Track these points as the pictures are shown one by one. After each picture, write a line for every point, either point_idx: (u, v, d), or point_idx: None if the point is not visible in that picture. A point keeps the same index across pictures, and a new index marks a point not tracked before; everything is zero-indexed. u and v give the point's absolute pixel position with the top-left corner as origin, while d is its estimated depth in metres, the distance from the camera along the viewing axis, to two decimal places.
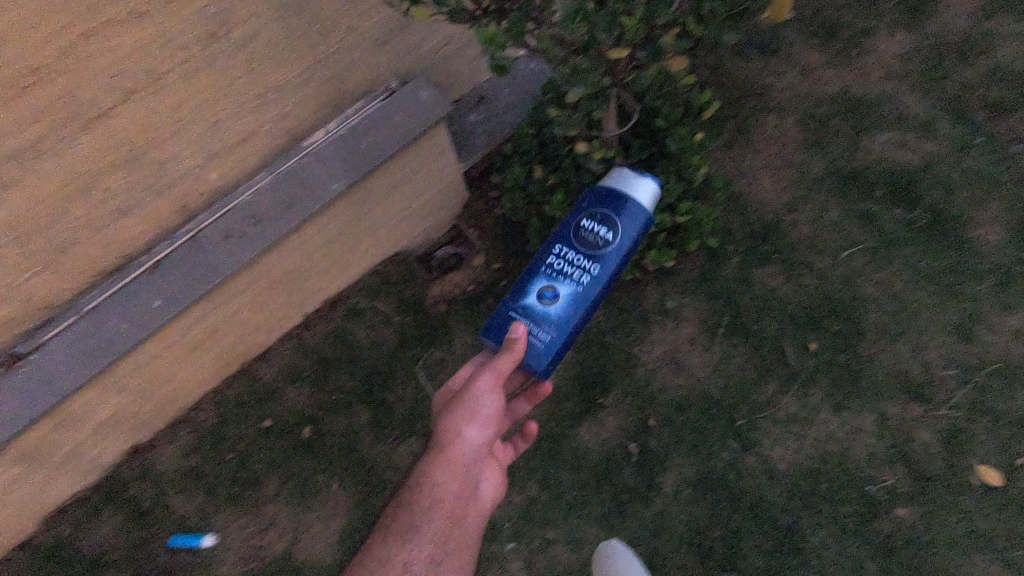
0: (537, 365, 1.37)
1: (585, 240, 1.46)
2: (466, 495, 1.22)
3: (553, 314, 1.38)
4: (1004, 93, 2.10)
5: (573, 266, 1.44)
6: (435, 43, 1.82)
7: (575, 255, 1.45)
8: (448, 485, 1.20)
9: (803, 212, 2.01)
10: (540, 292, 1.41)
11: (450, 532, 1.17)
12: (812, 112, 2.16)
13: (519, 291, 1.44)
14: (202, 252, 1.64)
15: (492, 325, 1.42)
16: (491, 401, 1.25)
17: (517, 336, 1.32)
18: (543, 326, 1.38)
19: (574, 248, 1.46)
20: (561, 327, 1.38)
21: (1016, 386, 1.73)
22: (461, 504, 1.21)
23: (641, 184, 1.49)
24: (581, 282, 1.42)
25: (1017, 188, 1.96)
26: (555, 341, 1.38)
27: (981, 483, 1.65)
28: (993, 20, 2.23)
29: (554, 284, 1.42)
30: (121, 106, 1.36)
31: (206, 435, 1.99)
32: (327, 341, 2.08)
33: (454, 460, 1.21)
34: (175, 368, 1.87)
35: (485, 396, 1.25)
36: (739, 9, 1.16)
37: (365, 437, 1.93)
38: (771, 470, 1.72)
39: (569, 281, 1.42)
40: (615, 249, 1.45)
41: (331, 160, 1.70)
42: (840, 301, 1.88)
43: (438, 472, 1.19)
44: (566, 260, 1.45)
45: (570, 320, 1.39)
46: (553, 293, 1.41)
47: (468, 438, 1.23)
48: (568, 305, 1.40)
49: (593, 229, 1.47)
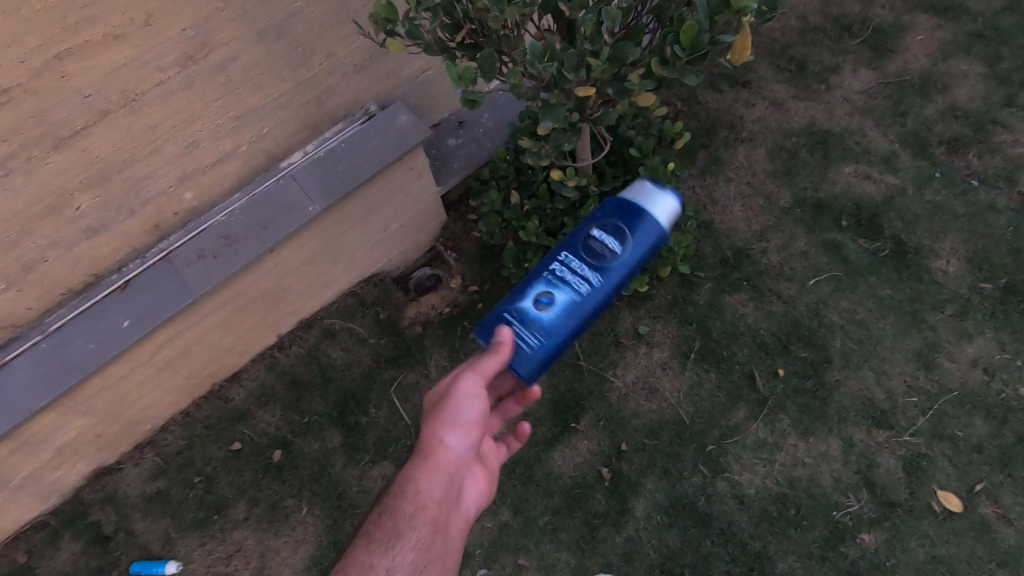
0: (523, 369, 1.38)
1: (592, 250, 1.47)
2: (450, 503, 1.20)
3: (545, 319, 1.39)
4: (961, 130, 2.20)
5: (574, 275, 1.45)
6: (415, 69, 1.85)
7: (580, 264, 1.46)
8: (433, 493, 1.17)
9: (772, 240, 2.07)
10: (538, 298, 1.42)
11: (434, 541, 1.13)
12: (781, 143, 2.24)
13: (518, 292, 1.45)
14: (173, 273, 1.63)
15: (485, 327, 1.43)
16: (474, 404, 1.25)
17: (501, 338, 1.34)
18: (533, 331, 1.38)
19: (579, 257, 1.48)
20: (551, 334, 1.39)
21: (974, 414, 1.79)
22: (447, 512, 1.19)
23: (657, 201, 1.51)
24: (579, 291, 1.43)
25: (974, 222, 2.04)
26: (541, 346, 1.39)
27: (943, 508, 1.69)
28: (951, 60, 2.34)
29: (552, 291, 1.43)
30: (94, 126, 1.35)
31: (173, 458, 1.95)
32: (301, 362, 2.06)
33: (439, 467, 1.19)
34: (144, 390, 1.83)
35: (468, 399, 1.24)
36: (702, 54, 1.13)
37: (337, 460, 1.91)
38: (740, 496, 1.74)
39: (568, 290, 1.43)
40: (619, 264, 1.47)
41: (308, 182, 1.70)
42: (807, 328, 1.93)
43: (423, 481, 1.17)
44: (569, 267, 1.46)
45: (561, 329, 1.40)
46: (549, 299, 1.42)
47: (451, 444, 1.22)
48: (564, 313, 1.41)
49: (600, 239, 1.48)
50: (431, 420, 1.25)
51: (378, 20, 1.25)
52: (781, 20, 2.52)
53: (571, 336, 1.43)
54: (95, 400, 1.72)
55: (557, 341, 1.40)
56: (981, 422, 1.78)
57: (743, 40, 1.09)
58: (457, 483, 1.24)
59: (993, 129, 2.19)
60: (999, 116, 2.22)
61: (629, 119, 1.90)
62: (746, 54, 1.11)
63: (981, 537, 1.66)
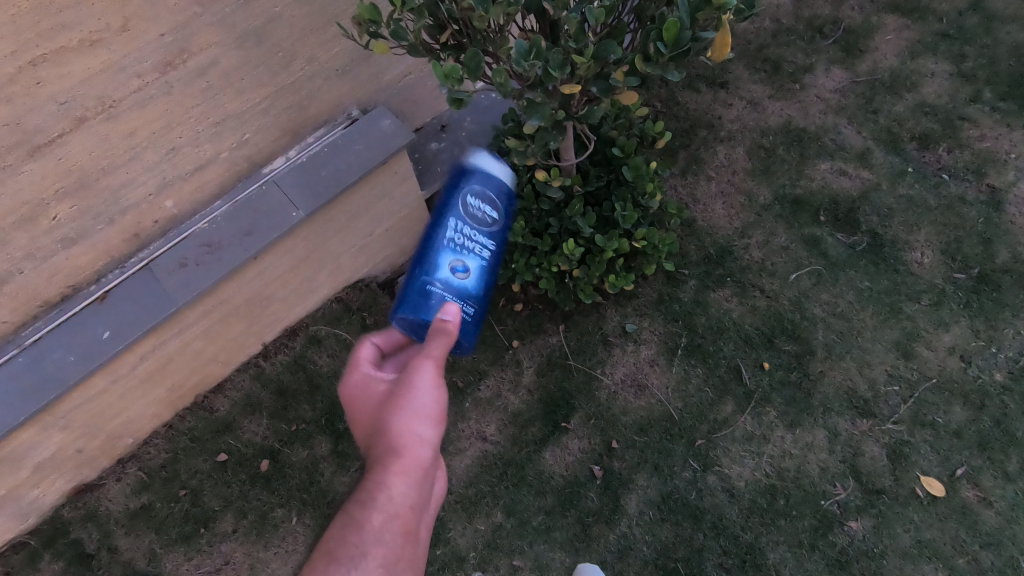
0: (469, 330, 1.34)
1: (474, 215, 1.41)
2: (423, 507, 1.06)
3: (470, 287, 1.35)
4: (931, 126, 2.27)
5: (472, 241, 1.39)
6: (397, 72, 1.84)
7: (472, 231, 1.40)
8: (406, 495, 1.02)
9: (753, 237, 2.10)
10: (448, 269, 1.34)
11: (407, 553, 0.99)
12: (760, 142, 2.28)
13: (427, 266, 1.35)
14: (154, 282, 1.60)
15: (407, 301, 1.32)
16: (436, 392, 1.10)
17: (450, 315, 1.13)
18: (465, 301, 1.34)
19: (466, 224, 1.40)
20: (479, 300, 1.37)
21: (953, 400, 1.84)
22: (419, 520, 1.04)
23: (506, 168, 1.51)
24: (484, 256, 1.40)
25: (945, 214, 2.10)
26: (477, 313, 1.36)
27: (926, 493, 1.73)
28: (919, 59, 2.42)
29: (466, 258, 1.37)
30: (70, 134, 1.32)
31: (157, 471, 1.91)
32: (287, 370, 2.03)
33: (413, 468, 1.04)
34: (126, 402, 1.79)
35: (433, 385, 1.10)
36: (682, 51, 1.16)
37: (327, 467, 1.89)
38: (730, 488, 1.76)
39: (476, 259, 1.39)
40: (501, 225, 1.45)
41: (292, 188, 1.68)
42: (790, 321, 1.96)
43: (399, 485, 1.01)
44: (461, 236, 1.39)
45: (485, 299, 1.39)
46: (463, 267, 1.36)
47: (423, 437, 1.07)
48: (484, 285, 1.39)
49: (477, 205, 1.42)
50: (392, 410, 1.08)
51: (362, 22, 1.25)
52: (755, 22, 2.57)
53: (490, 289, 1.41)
54: (75, 414, 1.67)
55: (484, 301, 1.38)
56: (960, 408, 1.83)
57: (724, 37, 1.11)
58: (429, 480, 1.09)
59: (961, 125, 2.26)
60: (966, 112, 2.29)
61: (612, 120, 1.92)
62: (726, 51, 1.12)
63: (964, 520, 1.70)
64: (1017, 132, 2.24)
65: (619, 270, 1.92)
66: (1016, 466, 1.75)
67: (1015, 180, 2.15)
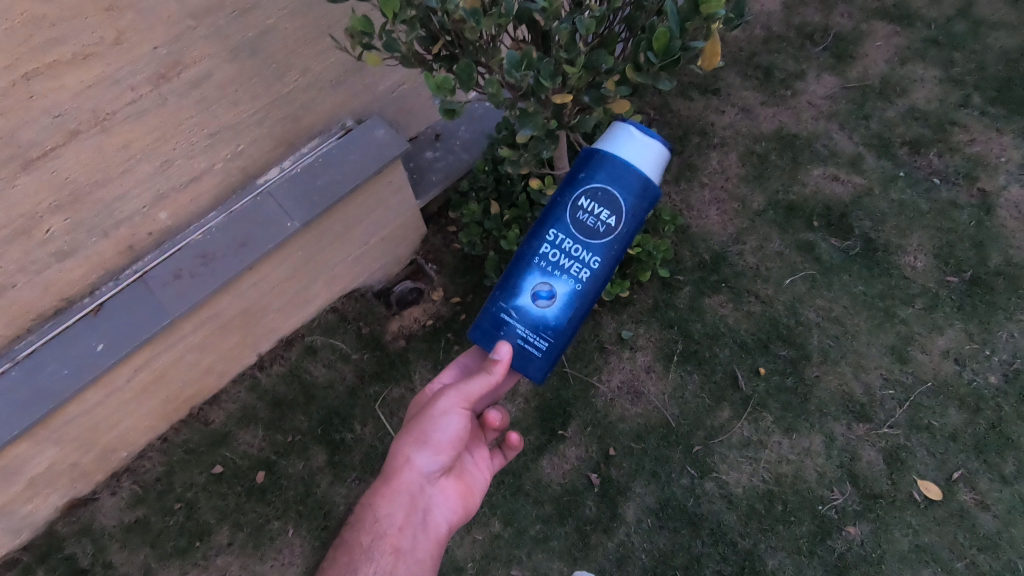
0: (536, 371, 1.32)
1: (584, 225, 1.26)
2: (415, 525, 1.26)
3: (549, 319, 1.28)
4: (921, 131, 2.29)
5: (570, 259, 1.27)
6: (391, 83, 1.85)
7: (573, 245, 1.27)
8: (392, 518, 1.24)
9: (748, 242, 2.11)
10: (536, 296, 1.28)
11: (397, 566, 1.20)
12: (752, 148, 2.30)
13: (513, 287, 1.30)
14: (148, 293, 1.59)
15: (482, 325, 1.33)
16: (444, 431, 1.27)
17: (500, 357, 1.26)
18: (540, 334, 1.29)
19: (570, 235, 1.27)
20: (561, 333, 1.30)
21: (948, 403, 1.84)
22: (411, 536, 1.25)
23: (656, 154, 1.25)
24: (579, 279, 1.28)
25: (938, 218, 2.11)
26: (553, 347, 1.31)
27: (924, 497, 1.73)
28: (908, 65, 2.44)
29: (552, 286, 1.28)
30: (64, 147, 1.32)
31: (152, 485, 1.89)
32: (282, 381, 2.03)
33: (400, 489, 1.26)
34: (121, 415, 1.78)
35: (439, 420, 1.26)
36: (672, 60, 1.16)
37: (323, 478, 1.88)
38: (728, 495, 1.76)
39: (568, 284, 1.28)
40: (615, 236, 1.27)
41: (287, 199, 1.68)
42: (786, 326, 1.97)
43: (383, 505, 1.24)
44: (562, 252, 1.27)
45: (570, 328, 1.31)
46: (549, 293, 1.28)
47: (417, 464, 1.27)
48: (569, 314, 1.29)
49: (593, 211, 1.26)
50: (403, 436, 1.30)
51: (354, 34, 1.25)
52: (746, 30, 2.60)
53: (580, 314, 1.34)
54: (69, 428, 1.66)
55: (564, 334, 1.31)
56: (956, 411, 1.83)
57: (714, 46, 1.13)
58: (426, 501, 1.28)
59: (951, 129, 2.28)
60: (956, 117, 2.31)
61: None
62: (716, 59, 1.14)
63: (961, 523, 1.70)
64: (1006, 137, 2.26)
65: (614, 277, 1.97)
66: (1012, 469, 1.75)
67: (1006, 184, 2.16)
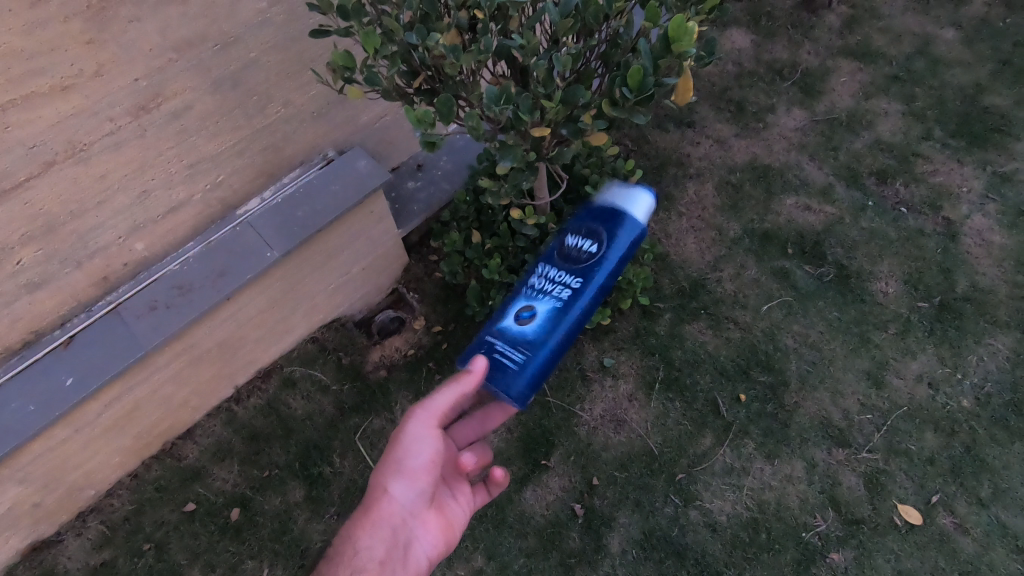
0: (512, 386, 1.32)
1: (569, 255, 1.42)
2: (396, 559, 1.24)
3: (529, 332, 1.34)
4: (887, 162, 2.38)
5: (553, 284, 1.40)
6: (372, 115, 1.88)
7: (557, 272, 1.41)
8: (372, 551, 1.22)
9: (725, 270, 2.15)
10: (518, 316, 1.38)
11: None
12: (727, 178, 2.36)
13: (499, 312, 1.42)
14: (123, 325, 1.56)
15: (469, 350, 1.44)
16: (419, 455, 1.27)
17: (473, 368, 1.28)
18: (517, 346, 1.33)
19: (555, 265, 1.43)
20: (538, 346, 1.33)
21: (924, 427, 1.87)
22: (392, 569, 1.23)
23: (635, 198, 1.45)
24: (560, 298, 1.37)
25: (906, 245, 2.18)
26: (529, 362, 1.32)
27: (904, 522, 1.74)
28: (872, 100, 2.55)
29: (535, 305, 1.38)
30: (39, 178, 1.31)
31: (120, 525, 1.82)
32: (259, 414, 1.98)
33: (379, 521, 1.24)
34: (89, 452, 1.71)
35: (412, 446, 1.26)
36: (648, 96, 1.20)
37: (300, 515, 1.83)
38: (713, 523, 1.75)
39: (548, 302, 1.37)
40: (597, 264, 1.40)
41: (266, 229, 1.68)
42: (764, 352, 1.99)
43: (363, 538, 1.22)
44: (547, 279, 1.42)
45: (548, 345, 1.34)
46: (531, 312, 1.37)
47: (395, 494, 1.26)
48: (547, 329, 1.34)
49: (577, 245, 1.43)
50: (379, 467, 1.29)
51: (336, 68, 1.27)
52: (719, 65, 2.70)
53: (562, 344, 1.37)
54: (33, 466, 1.59)
55: (544, 353, 1.34)
56: (931, 435, 1.86)
57: (686, 82, 1.18)
58: (405, 533, 1.27)
59: (915, 161, 2.37)
60: (920, 149, 2.40)
61: (584, 159, 2.03)
62: (689, 95, 1.19)
63: (942, 548, 1.71)
64: (967, 167, 2.35)
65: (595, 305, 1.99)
66: (989, 491, 1.78)
67: (969, 213, 2.25)
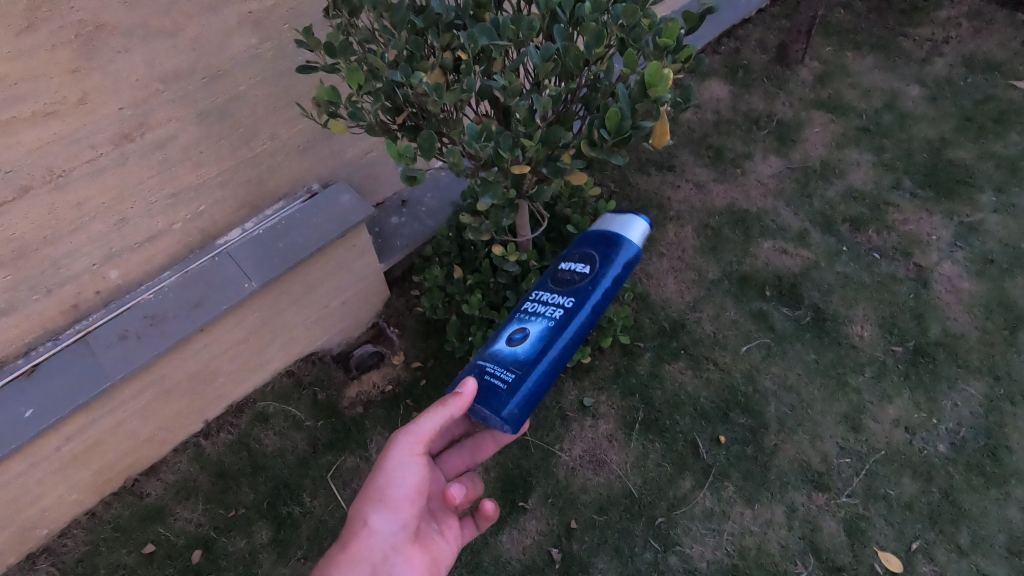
0: (501, 407, 1.29)
1: (562, 279, 1.45)
2: None
3: (520, 352, 1.33)
4: (860, 210, 2.45)
5: (546, 305, 1.41)
6: (358, 151, 1.90)
7: (550, 294, 1.43)
8: None
9: (705, 311, 2.17)
10: (509, 337, 1.38)
11: None
12: (706, 221, 2.41)
13: (490, 338, 1.42)
14: (90, 354, 1.52)
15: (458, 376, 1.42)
16: (402, 481, 1.23)
17: (461, 391, 1.27)
18: (508, 366, 1.31)
19: (548, 289, 1.45)
20: (530, 366, 1.31)
21: (902, 472, 1.87)
22: None
23: (628, 223, 1.50)
24: (553, 316, 1.37)
25: (879, 290, 2.23)
26: (519, 381, 1.30)
27: (885, 569, 1.71)
28: (844, 150, 2.65)
29: (526, 325, 1.38)
30: (14, 203, 1.29)
31: (72, 567, 1.72)
32: (229, 450, 1.92)
33: (359, 558, 1.17)
34: (45, 488, 1.64)
35: (394, 473, 1.22)
36: (625, 137, 1.23)
37: (265, 558, 1.74)
38: (692, 570, 1.71)
39: (540, 321, 1.37)
40: (590, 284, 1.42)
41: (246, 261, 1.66)
42: (743, 394, 1.99)
43: None
44: (539, 301, 1.42)
45: (540, 365, 1.33)
46: (522, 334, 1.36)
47: (377, 527, 1.21)
48: (539, 348, 1.33)
49: (570, 268, 1.46)
50: (359, 498, 1.24)
51: (321, 103, 1.28)
52: (698, 113, 2.79)
53: (555, 363, 1.36)
54: None
55: (536, 373, 1.32)
56: (909, 480, 1.85)
57: (662, 126, 1.24)
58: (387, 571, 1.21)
59: (886, 209, 2.45)
60: (890, 198, 2.49)
61: (566, 199, 2.08)
62: (666, 137, 1.25)
63: None
64: (935, 217, 2.43)
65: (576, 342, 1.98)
66: (967, 539, 1.76)
67: (939, 260, 2.31)
